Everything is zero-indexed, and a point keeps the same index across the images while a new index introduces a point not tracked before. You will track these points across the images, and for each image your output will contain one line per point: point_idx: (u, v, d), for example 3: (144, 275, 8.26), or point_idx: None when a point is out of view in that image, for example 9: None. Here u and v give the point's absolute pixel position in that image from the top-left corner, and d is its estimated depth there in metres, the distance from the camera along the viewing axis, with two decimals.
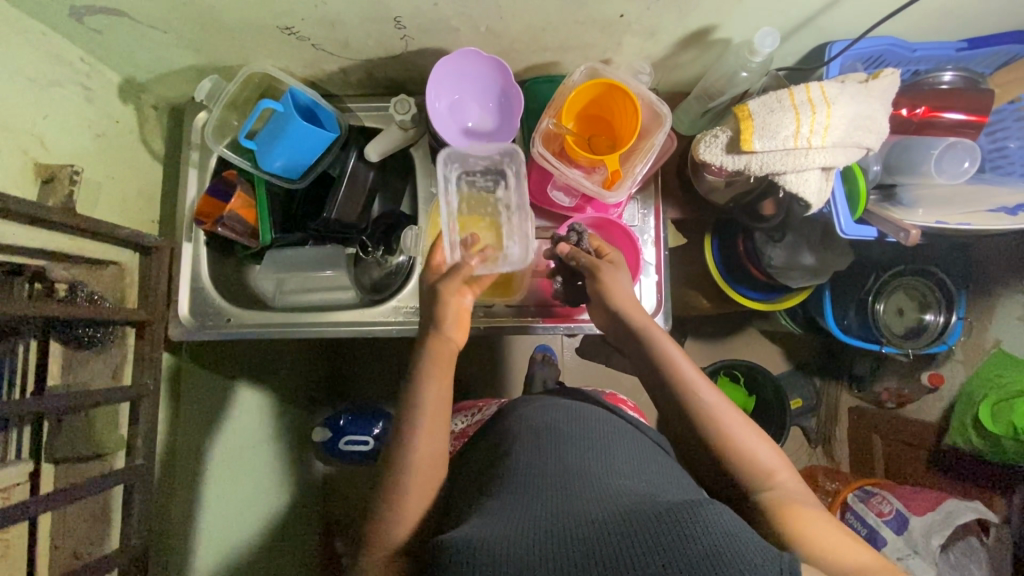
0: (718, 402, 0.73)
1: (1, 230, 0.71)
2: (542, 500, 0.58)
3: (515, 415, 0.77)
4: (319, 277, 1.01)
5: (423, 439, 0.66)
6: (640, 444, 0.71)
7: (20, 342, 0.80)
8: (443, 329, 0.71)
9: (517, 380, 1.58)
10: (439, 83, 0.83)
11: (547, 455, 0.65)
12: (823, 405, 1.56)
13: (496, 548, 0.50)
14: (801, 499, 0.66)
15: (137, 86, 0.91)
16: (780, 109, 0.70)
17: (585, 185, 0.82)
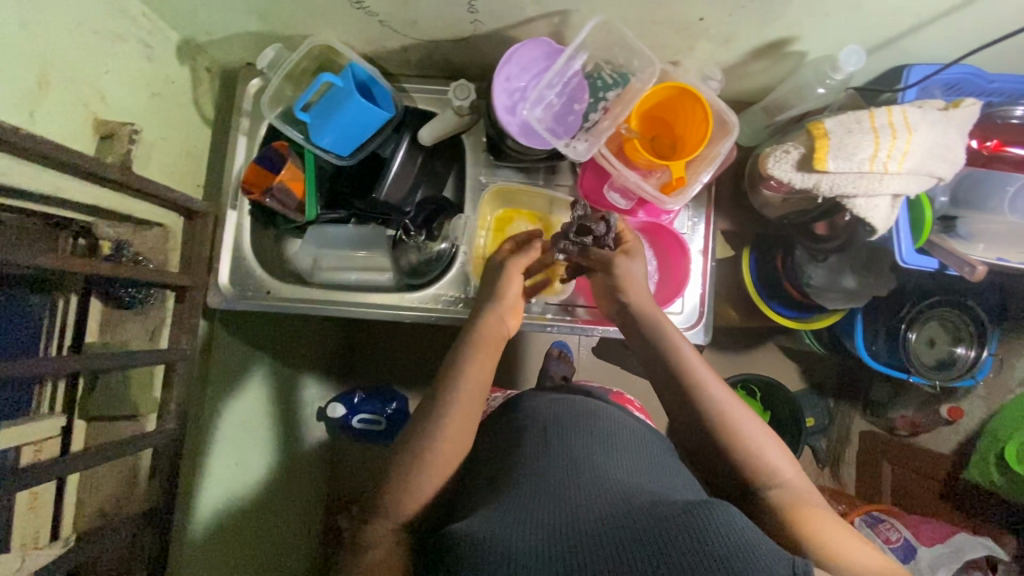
0: (725, 400, 0.70)
1: (58, 184, 0.69)
2: (549, 495, 0.56)
3: (525, 409, 0.73)
4: (360, 255, 1.00)
5: (450, 433, 0.68)
6: (650, 441, 0.69)
7: (59, 296, 0.82)
8: (501, 313, 0.79)
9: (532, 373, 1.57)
10: (511, 65, 0.79)
11: (555, 450, 0.62)
12: (835, 427, 1.52)
13: (503, 558, 0.49)
14: (810, 501, 0.64)
15: (195, 47, 0.90)
16: (859, 130, 0.68)
17: (643, 188, 0.80)
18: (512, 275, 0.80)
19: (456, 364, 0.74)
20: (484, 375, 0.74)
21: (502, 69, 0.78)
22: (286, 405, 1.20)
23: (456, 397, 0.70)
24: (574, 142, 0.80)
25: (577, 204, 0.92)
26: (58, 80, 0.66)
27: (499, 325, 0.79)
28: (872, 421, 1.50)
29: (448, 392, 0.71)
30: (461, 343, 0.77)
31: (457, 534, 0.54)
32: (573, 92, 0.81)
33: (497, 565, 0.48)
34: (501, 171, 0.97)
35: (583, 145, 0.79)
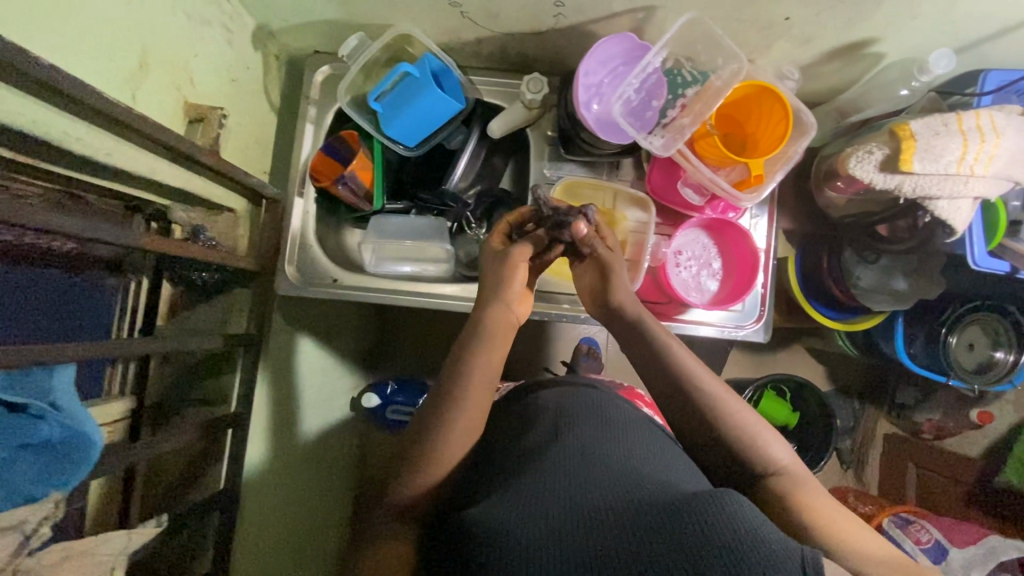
0: (720, 391, 0.68)
1: (150, 165, 0.69)
2: (550, 484, 0.54)
3: (534, 399, 0.73)
4: (409, 242, 0.96)
5: (462, 418, 0.66)
6: (656, 434, 0.67)
7: (133, 279, 0.82)
8: (504, 300, 0.74)
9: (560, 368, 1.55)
10: (591, 59, 0.80)
11: (564, 439, 0.61)
12: (860, 428, 1.53)
13: (508, 549, 0.48)
14: (811, 487, 0.62)
15: (267, 33, 0.90)
16: (946, 133, 0.69)
17: (719, 184, 0.81)
18: (516, 263, 0.74)
19: (468, 354, 0.70)
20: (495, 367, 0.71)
21: (585, 64, 0.80)
22: (326, 390, 1.19)
23: (466, 395, 0.67)
24: (650, 137, 0.81)
25: (646, 199, 0.92)
26: (155, 61, 0.67)
27: (508, 315, 0.74)
28: (896, 424, 1.50)
29: (460, 381, 0.68)
30: (468, 335, 0.72)
31: (465, 518, 0.54)
32: (651, 88, 0.81)
33: (495, 551, 0.49)
34: (566, 164, 0.96)
35: (659, 141, 0.80)
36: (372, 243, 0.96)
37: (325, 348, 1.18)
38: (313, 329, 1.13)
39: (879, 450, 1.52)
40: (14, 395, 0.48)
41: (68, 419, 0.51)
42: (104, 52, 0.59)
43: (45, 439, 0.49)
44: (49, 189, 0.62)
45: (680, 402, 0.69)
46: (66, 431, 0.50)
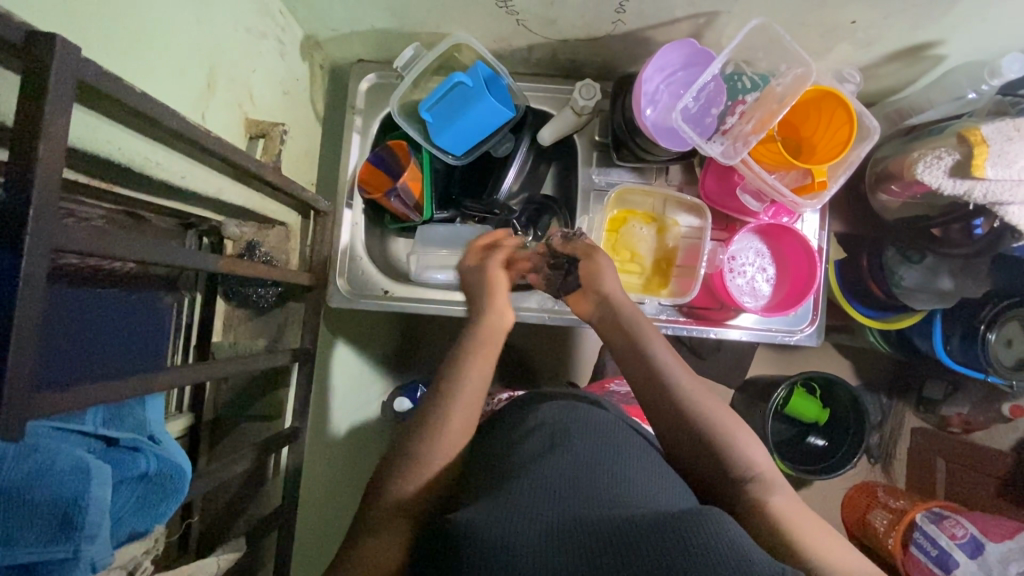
0: (694, 392, 0.69)
1: (219, 186, 0.68)
2: (546, 489, 0.52)
3: (532, 411, 0.70)
4: (448, 249, 0.92)
5: (458, 434, 0.66)
6: (649, 449, 0.65)
7: (187, 294, 0.81)
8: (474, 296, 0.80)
9: (587, 368, 1.45)
10: (652, 67, 0.79)
11: (559, 454, 0.58)
12: (889, 423, 1.51)
13: (491, 553, 0.46)
14: (787, 495, 0.63)
15: (314, 43, 0.89)
16: (1019, 138, 0.68)
17: (781, 191, 0.81)
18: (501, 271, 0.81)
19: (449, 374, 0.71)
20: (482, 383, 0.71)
21: (644, 75, 0.79)
22: (360, 398, 1.13)
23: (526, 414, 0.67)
24: (709, 144, 0.80)
25: (701, 206, 0.91)
26: (221, 79, 0.66)
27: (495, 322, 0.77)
28: (924, 418, 1.49)
29: (458, 392, 0.68)
30: (465, 351, 0.73)
31: (451, 522, 0.51)
32: (710, 96, 0.80)
33: (486, 556, 0.46)
34: (615, 170, 0.95)
35: (716, 148, 0.79)
36: (417, 254, 0.94)
37: (362, 356, 1.16)
38: (351, 336, 1.12)
39: (907, 445, 1.51)
40: (115, 429, 0.48)
41: (162, 451, 0.50)
42: (176, 73, 0.58)
43: (142, 472, 0.48)
44: (111, 210, 0.64)
45: (660, 408, 0.69)
46: (162, 462, 0.49)
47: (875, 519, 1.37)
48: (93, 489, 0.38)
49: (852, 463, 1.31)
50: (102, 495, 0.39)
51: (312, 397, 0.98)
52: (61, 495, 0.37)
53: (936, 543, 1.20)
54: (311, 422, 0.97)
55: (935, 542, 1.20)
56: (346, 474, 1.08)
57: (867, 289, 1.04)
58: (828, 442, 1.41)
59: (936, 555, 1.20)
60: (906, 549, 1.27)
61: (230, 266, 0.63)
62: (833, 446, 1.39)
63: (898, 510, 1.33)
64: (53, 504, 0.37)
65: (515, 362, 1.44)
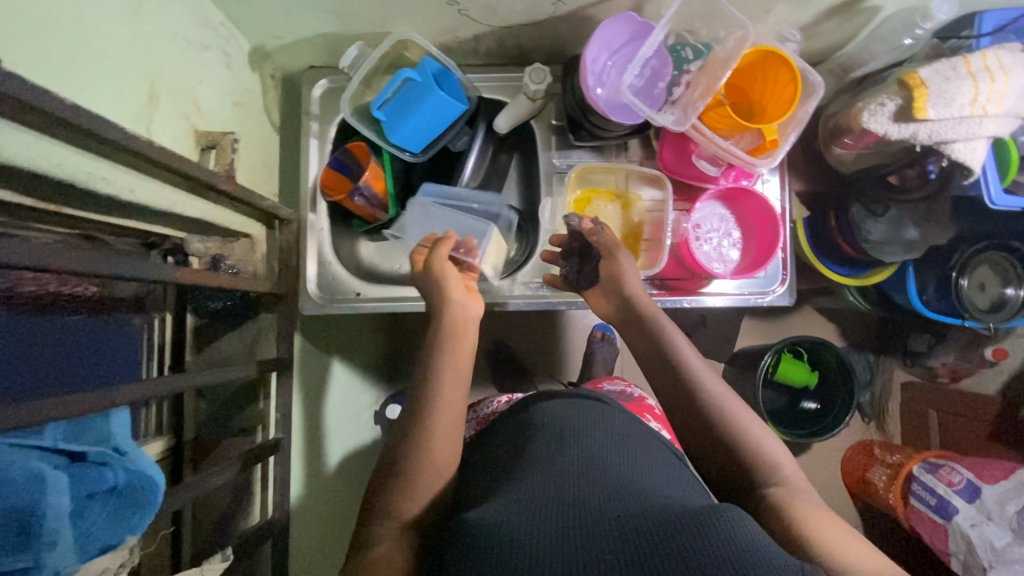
0: (722, 395, 0.70)
1: (173, 200, 0.67)
2: (562, 493, 0.53)
3: (539, 410, 0.71)
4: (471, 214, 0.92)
5: (446, 425, 0.66)
6: (656, 447, 0.66)
7: (157, 316, 0.80)
8: (448, 291, 0.74)
9: (575, 356, 1.46)
10: (593, 46, 0.80)
11: (568, 454, 0.59)
12: (878, 381, 1.51)
13: (504, 539, 0.47)
14: (811, 500, 0.62)
15: (262, 54, 0.89)
16: (956, 77, 0.70)
17: (734, 153, 0.80)
18: (449, 268, 0.76)
19: (429, 358, 0.71)
20: (462, 381, 0.70)
21: (588, 51, 0.80)
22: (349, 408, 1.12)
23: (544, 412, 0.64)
24: (660, 115, 0.81)
25: (661, 177, 0.91)
26: (164, 93, 0.66)
27: (463, 312, 0.74)
28: (913, 372, 1.49)
29: (434, 385, 0.68)
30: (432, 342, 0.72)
31: (462, 520, 0.52)
32: (655, 68, 0.81)
33: (495, 546, 0.47)
34: (575, 152, 0.96)
35: (667, 118, 0.80)
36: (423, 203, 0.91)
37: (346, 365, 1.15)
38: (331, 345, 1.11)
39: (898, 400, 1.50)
40: (77, 445, 0.48)
41: (131, 464, 0.51)
42: (115, 89, 0.58)
43: (110, 486, 0.48)
44: (67, 234, 0.64)
45: (687, 410, 0.70)
46: (131, 475, 0.49)
47: (875, 477, 1.38)
48: (49, 498, 0.39)
49: (845, 422, 1.32)
50: (58, 503, 0.39)
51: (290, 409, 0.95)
52: (14, 504, 0.37)
53: (934, 492, 1.21)
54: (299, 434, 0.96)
55: (933, 491, 1.21)
56: (340, 483, 1.08)
57: (837, 248, 1.04)
58: (820, 403, 1.42)
59: (936, 503, 1.21)
60: (906, 501, 1.29)
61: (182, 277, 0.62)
62: (825, 407, 1.41)
63: (895, 465, 1.33)
64: (8, 515, 0.37)
65: (502, 357, 1.44)
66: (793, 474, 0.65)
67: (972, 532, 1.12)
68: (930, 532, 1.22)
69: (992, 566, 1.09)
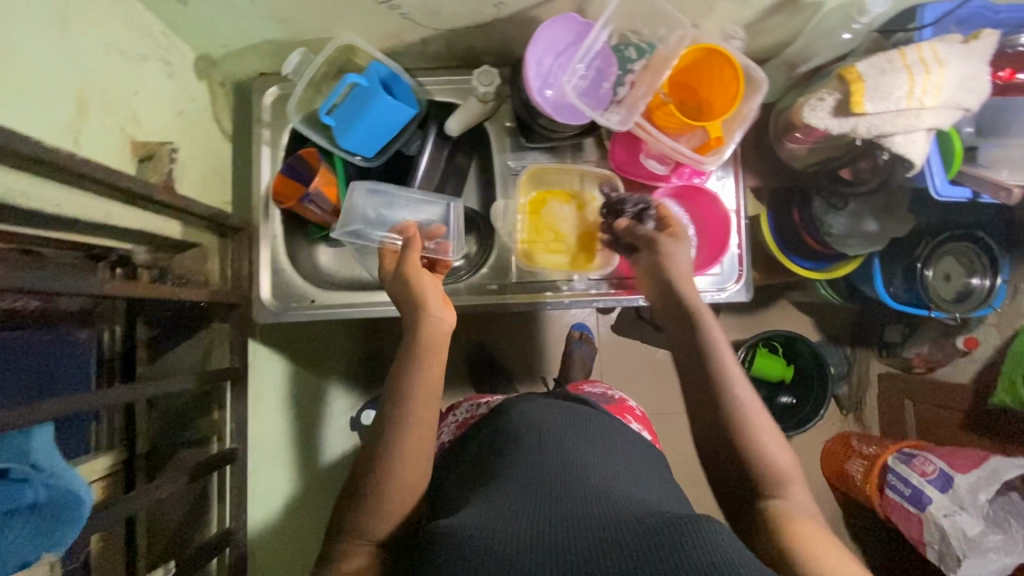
0: (746, 398, 0.68)
1: (106, 211, 0.68)
2: (543, 503, 0.53)
3: (517, 415, 0.72)
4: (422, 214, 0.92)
5: (401, 442, 0.65)
6: (640, 458, 0.67)
7: (105, 329, 0.80)
8: (432, 309, 0.71)
9: (553, 357, 1.45)
10: (536, 47, 0.80)
11: (548, 463, 0.60)
12: (854, 372, 1.52)
13: (486, 547, 0.47)
14: (809, 515, 0.62)
15: (209, 62, 0.88)
16: (891, 70, 0.70)
17: (681, 151, 0.80)
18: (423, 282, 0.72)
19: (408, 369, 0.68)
20: (437, 384, 0.69)
21: (531, 50, 0.79)
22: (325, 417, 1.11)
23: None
24: (607, 114, 0.81)
25: (612, 176, 0.93)
26: (96, 104, 0.66)
27: (438, 326, 0.71)
28: (888, 362, 1.49)
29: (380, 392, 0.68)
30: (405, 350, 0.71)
31: (441, 527, 0.52)
32: (600, 67, 0.82)
33: (477, 555, 0.46)
34: (530, 153, 0.96)
35: (615, 116, 0.80)
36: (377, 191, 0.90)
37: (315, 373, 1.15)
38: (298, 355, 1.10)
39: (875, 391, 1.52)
40: None
41: (54, 479, 0.51)
42: (38, 102, 0.57)
43: (31, 502, 0.49)
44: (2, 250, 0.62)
45: (710, 408, 0.68)
46: (51, 490, 0.50)
47: (853, 470, 1.37)
48: None
49: (819, 416, 1.33)
50: None
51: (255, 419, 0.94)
52: None
53: (909, 482, 1.20)
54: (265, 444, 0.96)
55: (907, 482, 1.21)
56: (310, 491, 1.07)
57: (802, 241, 1.05)
58: (795, 398, 1.43)
59: (910, 493, 1.20)
60: (882, 492, 1.29)
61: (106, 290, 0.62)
62: (800, 401, 1.41)
63: (872, 456, 1.33)
64: None
65: (478, 360, 1.44)
66: (800, 493, 0.64)
67: (945, 522, 1.12)
68: (904, 522, 1.23)
69: (966, 556, 1.10)
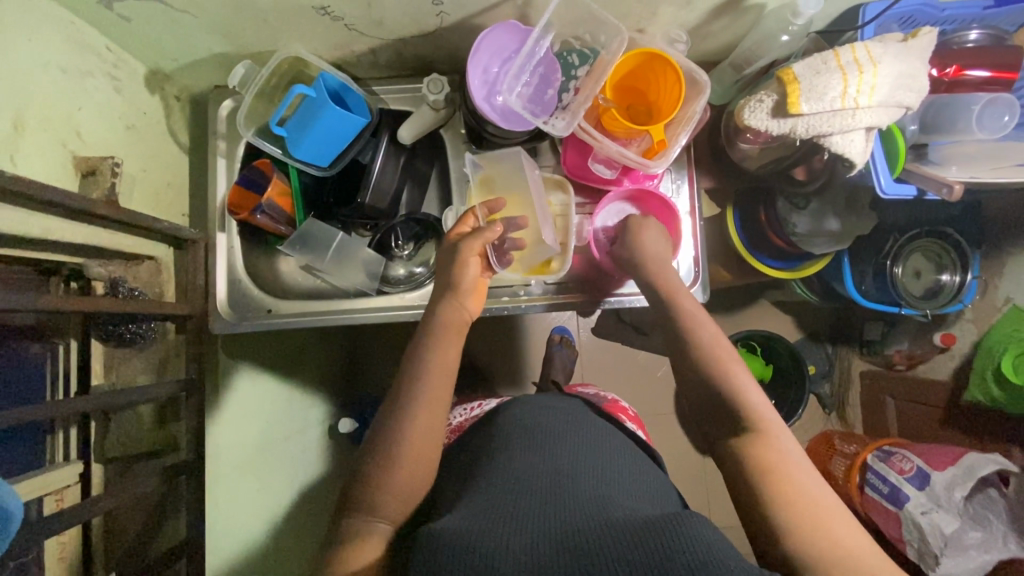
0: (711, 345, 0.71)
1: (47, 226, 0.69)
2: (528, 497, 0.55)
3: (511, 412, 0.74)
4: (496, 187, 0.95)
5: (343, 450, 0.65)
6: (630, 457, 0.67)
7: (59, 342, 0.80)
8: (456, 296, 0.76)
9: (534, 361, 1.45)
10: (480, 55, 0.81)
11: (539, 462, 0.61)
12: (836, 371, 1.46)
13: (473, 546, 0.47)
14: (783, 449, 0.61)
15: (162, 76, 0.89)
16: (826, 70, 0.71)
17: (627, 155, 0.81)
18: (470, 257, 0.76)
19: (419, 355, 0.70)
20: (451, 362, 0.71)
21: (474, 58, 0.80)
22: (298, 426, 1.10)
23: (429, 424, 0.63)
24: (552, 120, 0.82)
25: (564, 180, 0.93)
26: (32, 121, 0.67)
27: (458, 311, 0.75)
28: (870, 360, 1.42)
29: None
30: (419, 335, 0.74)
31: (425, 530, 0.51)
32: (545, 74, 0.82)
33: (466, 551, 0.46)
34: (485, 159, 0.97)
35: (558, 122, 0.81)
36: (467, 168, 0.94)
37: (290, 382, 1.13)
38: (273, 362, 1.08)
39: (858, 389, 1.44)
40: None
41: None
42: None
43: None
44: None
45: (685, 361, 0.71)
46: None
47: (834, 469, 1.32)
48: None
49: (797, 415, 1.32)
50: None
51: (228, 429, 0.92)
52: None
53: (886, 480, 1.17)
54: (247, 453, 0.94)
55: (885, 480, 1.17)
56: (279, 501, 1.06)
57: (768, 241, 1.06)
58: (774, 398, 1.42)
59: (888, 492, 1.17)
60: (861, 490, 1.23)
61: (39, 304, 0.62)
62: (779, 401, 1.40)
63: (852, 454, 1.29)
64: None
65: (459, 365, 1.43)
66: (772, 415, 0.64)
67: (922, 519, 1.09)
68: (882, 520, 1.18)
69: (944, 553, 1.07)
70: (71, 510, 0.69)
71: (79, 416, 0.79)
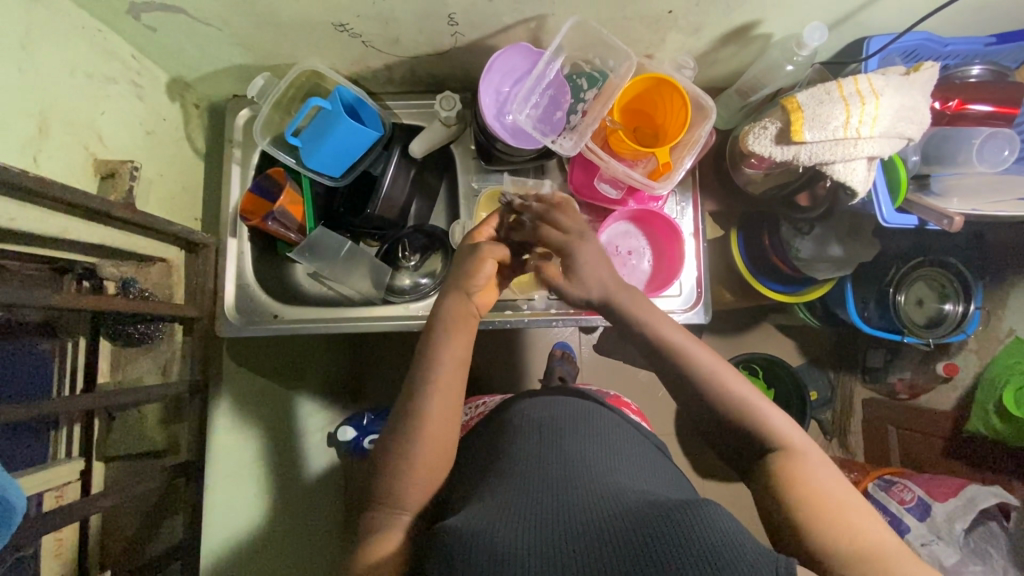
0: (713, 369, 0.65)
1: (65, 224, 0.70)
2: (542, 497, 0.54)
3: (516, 410, 0.73)
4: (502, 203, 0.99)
5: None
6: (644, 452, 0.67)
7: (68, 338, 0.82)
8: (462, 291, 0.69)
9: (535, 376, 1.45)
10: (491, 75, 0.83)
11: (551, 459, 0.60)
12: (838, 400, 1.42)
13: (489, 544, 0.46)
14: (813, 467, 0.59)
15: (183, 84, 0.92)
16: (829, 100, 0.73)
17: (633, 176, 0.82)
18: (484, 257, 0.69)
19: (429, 348, 0.67)
20: (464, 352, 0.68)
21: (486, 78, 0.83)
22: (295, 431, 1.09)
23: (425, 434, 0.63)
24: (560, 140, 0.83)
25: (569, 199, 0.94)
26: (56, 122, 0.69)
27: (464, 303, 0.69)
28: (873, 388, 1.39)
29: None
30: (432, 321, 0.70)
31: (441, 527, 0.50)
32: (555, 95, 0.84)
33: (479, 548, 0.45)
34: (492, 175, 0.98)
35: (567, 142, 0.82)
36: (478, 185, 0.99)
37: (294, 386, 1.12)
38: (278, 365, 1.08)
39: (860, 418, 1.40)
40: None
41: None
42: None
43: None
44: None
45: (688, 387, 0.66)
46: None
47: None
48: None
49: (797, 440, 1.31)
50: None
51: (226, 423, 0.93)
52: None
53: (887, 509, 1.16)
54: (240, 453, 0.95)
55: (886, 509, 1.16)
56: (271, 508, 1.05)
57: (771, 265, 1.06)
58: None
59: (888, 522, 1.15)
60: None
61: (49, 299, 0.64)
62: None
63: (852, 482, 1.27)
64: None
65: None
66: (796, 431, 0.62)
67: (923, 551, 1.07)
68: None
69: None
70: (68, 506, 0.69)
71: (84, 412, 0.80)
